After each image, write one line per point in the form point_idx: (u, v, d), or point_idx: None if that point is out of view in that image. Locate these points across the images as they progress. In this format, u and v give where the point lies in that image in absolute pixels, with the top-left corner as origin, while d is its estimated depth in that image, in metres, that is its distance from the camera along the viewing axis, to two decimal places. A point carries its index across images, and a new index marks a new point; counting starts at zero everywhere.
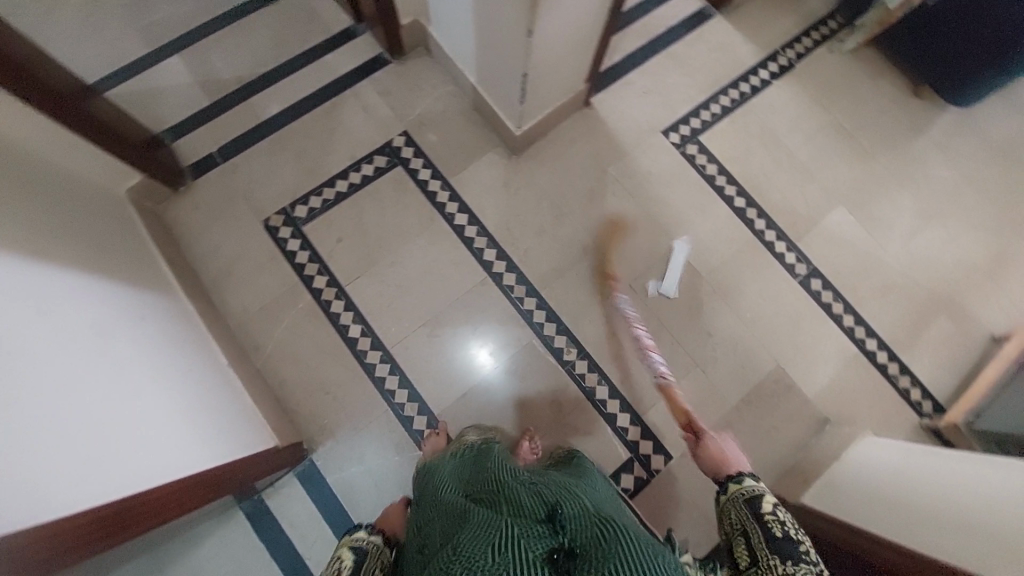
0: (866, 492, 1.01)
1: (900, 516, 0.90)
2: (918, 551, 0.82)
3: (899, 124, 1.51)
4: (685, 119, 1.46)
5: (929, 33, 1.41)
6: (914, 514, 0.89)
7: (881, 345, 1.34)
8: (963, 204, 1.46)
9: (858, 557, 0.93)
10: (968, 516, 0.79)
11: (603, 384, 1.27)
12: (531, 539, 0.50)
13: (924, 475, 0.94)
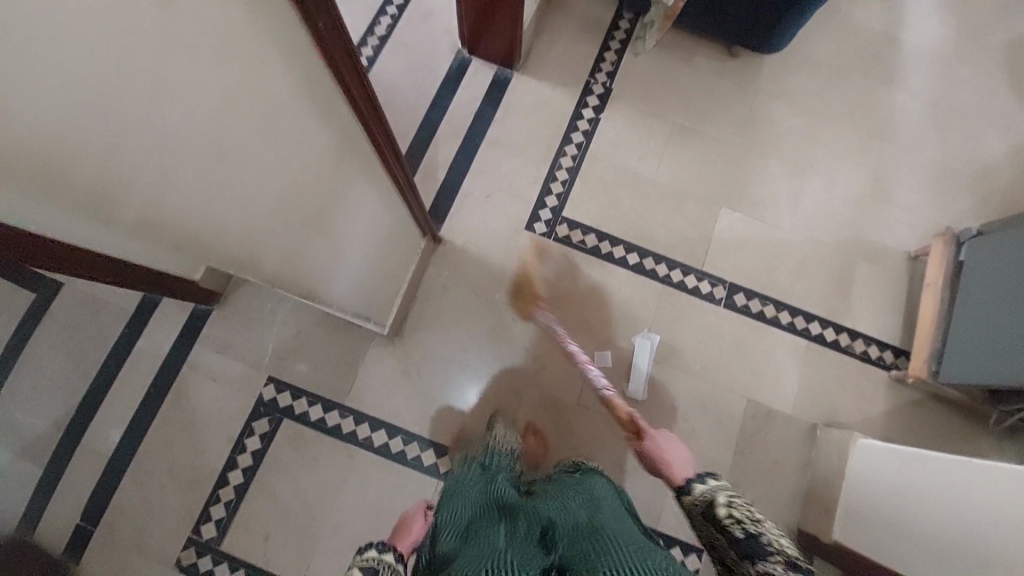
0: (896, 531, 0.97)
1: (959, 567, 0.85)
2: None
3: (735, 91, 1.45)
4: (540, 202, 1.36)
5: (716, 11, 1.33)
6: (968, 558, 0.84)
7: (824, 323, 1.32)
8: (826, 139, 1.44)
9: None
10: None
11: None
12: (523, 556, 0.55)
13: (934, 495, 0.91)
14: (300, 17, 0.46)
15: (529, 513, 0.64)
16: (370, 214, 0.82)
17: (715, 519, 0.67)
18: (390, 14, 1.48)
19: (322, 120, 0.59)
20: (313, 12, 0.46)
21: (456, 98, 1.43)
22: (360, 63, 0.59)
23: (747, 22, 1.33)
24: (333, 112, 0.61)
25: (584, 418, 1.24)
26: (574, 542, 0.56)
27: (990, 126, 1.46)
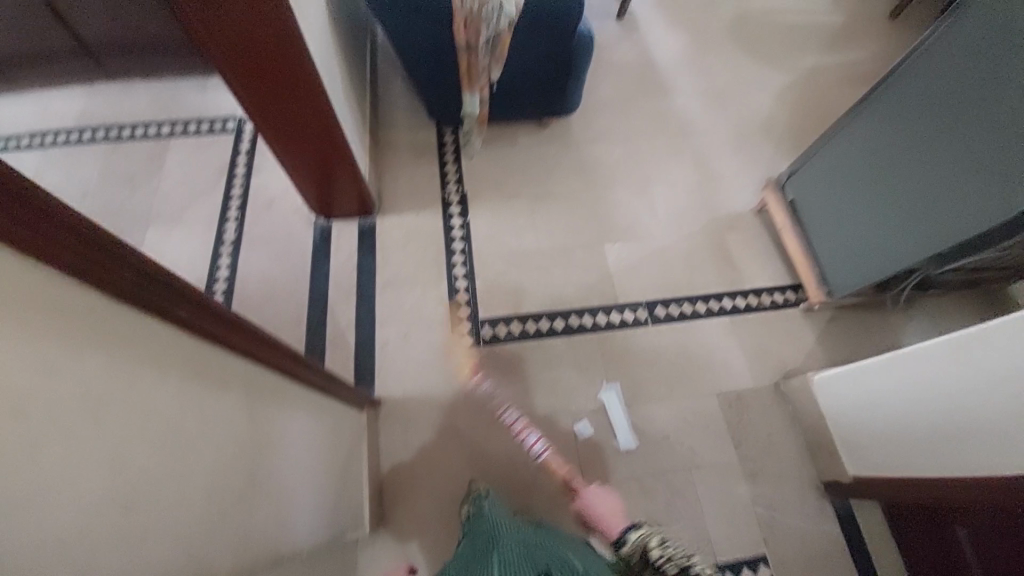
0: (888, 441, 1.05)
1: (936, 448, 0.94)
2: (987, 477, 0.85)
3: (563, 150, 1.67)
4: (456, 316, 1.39)
5: (515, 97, 1.53)
6: (936, 436, 0.94)
7: (732, 294, 1.47)
8: (648, 154, 1.69)
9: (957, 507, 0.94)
10: (981, 415, 0.86)
11: None
12: None
13: (897, 397, 1.01)
14: (155, 314, 0.47)
15: (524, 556, 0.64)
16: (300, 429, 0.80)
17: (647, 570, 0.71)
18: (232, 217, 1.49)
19: (222, 384, 0.58)
20: (169, 305, 0.48)
21: (332, 262, 1.44)
22: (233, 314, 0.60)
23: (543, 96, 1.54)
24: (227, 372, 0.60)
25: (598, 492, 1.22)
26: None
27: (750, 93, 1.82)
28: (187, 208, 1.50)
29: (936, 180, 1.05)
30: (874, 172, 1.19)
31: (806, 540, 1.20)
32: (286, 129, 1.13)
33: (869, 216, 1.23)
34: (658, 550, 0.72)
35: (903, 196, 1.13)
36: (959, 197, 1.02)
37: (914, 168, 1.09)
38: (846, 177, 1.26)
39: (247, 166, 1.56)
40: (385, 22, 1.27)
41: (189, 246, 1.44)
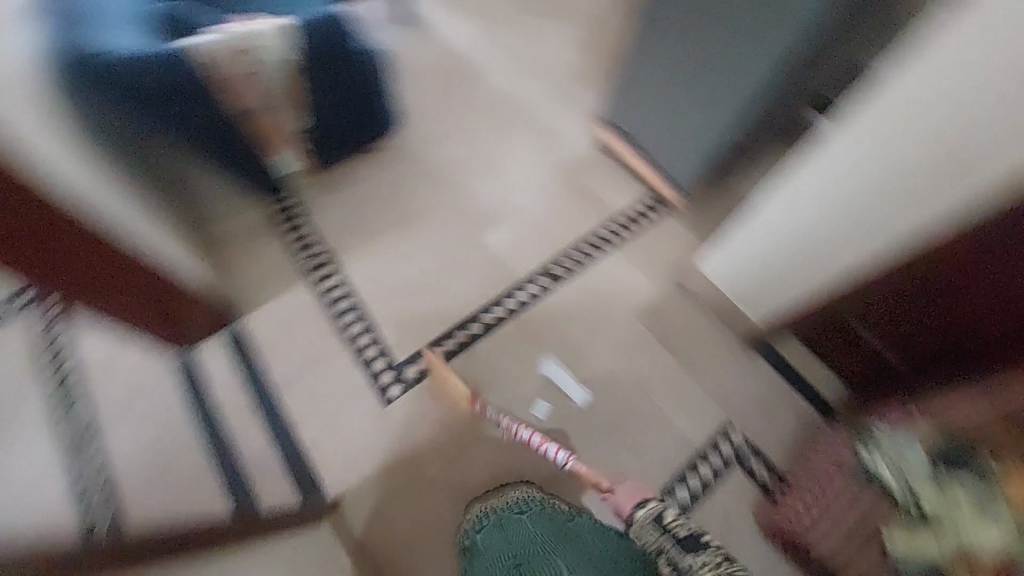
0: (795, 280, 1.19)
1: (839, 258, 1.09)
2: (899, 264, 1.01)
3: (402, 163, 1.61)
4: (373, 374, 1.31)
5: (331, 121, 1.41)
6: (836, 250, 1.09)
7: (609, 225, 1.56)
8: (482, 131, 1.68)
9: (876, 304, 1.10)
10: (865, 215, 1.00)
11: (676, 485, 1.25)
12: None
13: (770, 242, 1.17)
14: None
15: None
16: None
17: (660, 530, 0.93)
18: (77, 400, 1.28)
19: None
20: None
21: (218, 390, 1.30)
22: None
23: (360, 108, 1.44)
24: None
25: (580, 459, 1.25)
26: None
27: (549, 33, 1.85)
28: (15, 418, 1.26)
29: (718, 54, 1.23)
30: (672, 71, 1.34)
31: (759, 396, 1.33)
32: (85, 280, 0.98)
33: (683, 109, 1.38)
34: (672, 518, 0.93)
35: (701, 80, 1.30)
36: (739, 60, 1.20)
37: (699, 55, 1.26)
38: (657, 84, 1.39)
39: (64, 339, 1.33)
40: (147, 117, 1.12)
41: (43, 458, 1.23)
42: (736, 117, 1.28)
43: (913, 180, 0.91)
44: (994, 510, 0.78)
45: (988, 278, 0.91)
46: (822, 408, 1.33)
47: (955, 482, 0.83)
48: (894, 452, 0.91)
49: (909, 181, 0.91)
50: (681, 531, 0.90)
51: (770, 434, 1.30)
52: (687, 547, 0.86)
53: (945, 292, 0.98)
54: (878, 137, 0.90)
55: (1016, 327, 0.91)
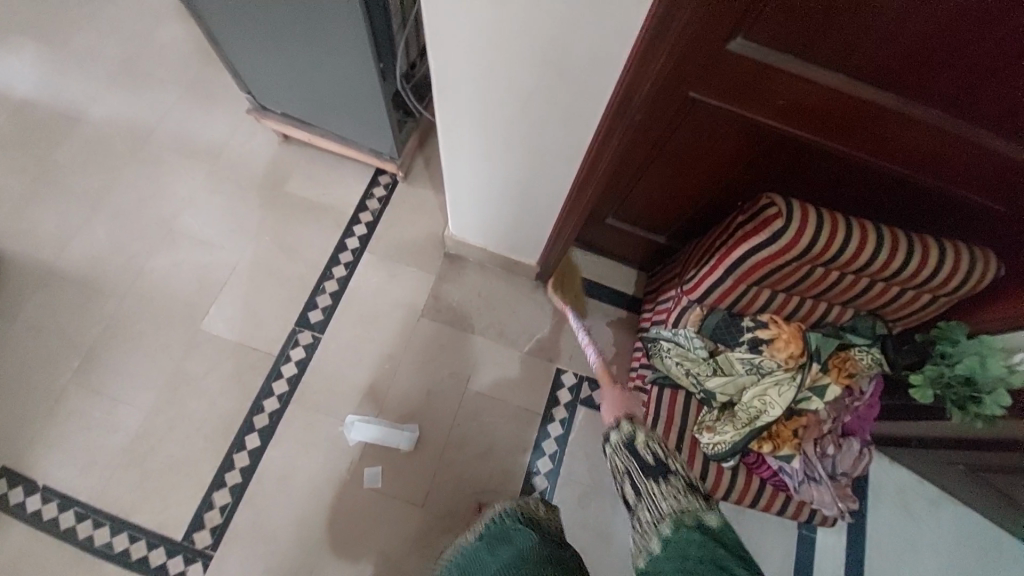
0: (530, 232, 1.10)
1: (546, 207, 0.99)
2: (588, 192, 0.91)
3: (47, 297, 1.18)
4: (157, 569, 1.01)
5: None
6: (538, 203, 0.98)
7: (348, 233, 1.30)
8: (131, 199, 1.28)
9: (610, 199, 1.06)
10: (532, 168, 0.87)
11: (544, 452, 1.17)
12: None
13: (485, 200, 1.01)
14: None
15: None
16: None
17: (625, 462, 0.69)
18: None
19: None
20: None
21: None
22: None
23: None
24: None
25: (439, 497, 1.11)
26: None
27: (149, 38, 1.41)
28: None
29: (305, 43, 0.98)
30: (280, 42, 1.01)
31: (572, 323, 1.27)
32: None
33: (325, 101, 1.15)
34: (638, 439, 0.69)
35: (315, 46, 0.98)
36: (329, 12, 0.89)
37: (287, 16, 0.93)
38: (284, 85, 1.14)
39: None
40: None
41: None
42: (382, 79, 1.02)
43: (548, 120, 0.75)
44: (762, 368, 0.85)
45: (673, 152, 0.89)
46: (631, 302, 1.30)
47: (729, 352, 0.87)
48: (676, 346, 0.91)
49: (546, 123, 0.76)
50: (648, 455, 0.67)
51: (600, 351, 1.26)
52: (648, 473, 0.66)
53: (654, 175, 0.96)
54: (485, 96, 0.73)
55: (719, 182, 0.92)
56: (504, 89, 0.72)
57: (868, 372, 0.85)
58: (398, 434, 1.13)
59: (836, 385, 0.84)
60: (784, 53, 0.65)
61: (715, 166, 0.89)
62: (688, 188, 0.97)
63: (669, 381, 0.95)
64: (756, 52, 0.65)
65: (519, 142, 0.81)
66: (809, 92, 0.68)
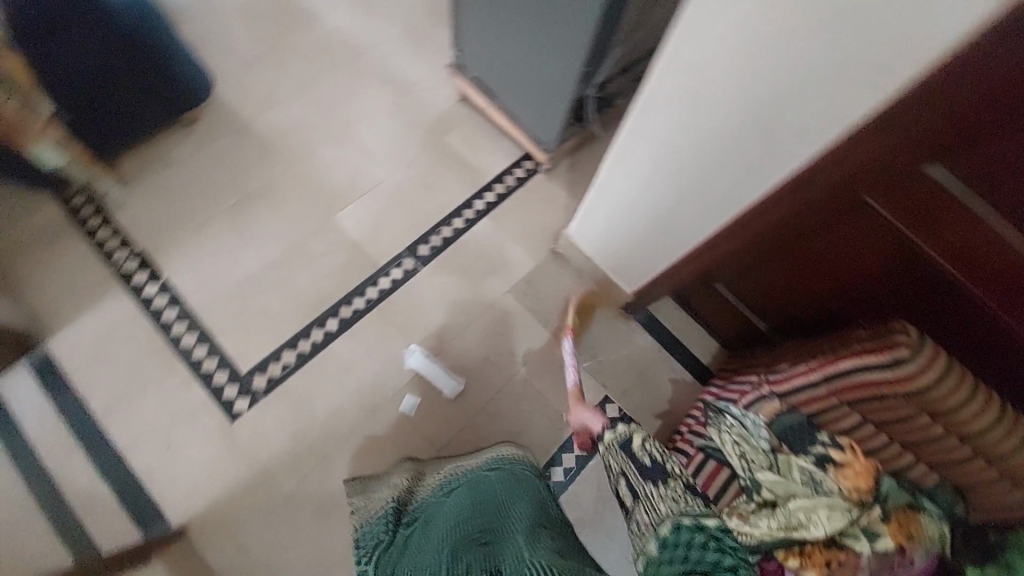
0: (646, 263, 1.14)
1: (672, 245, 1.03)
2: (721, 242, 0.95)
3: (234, 138, 1.39)
4: (214, 389, 1.15)
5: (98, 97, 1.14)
6: (669, 239, 1.03)
7: (479, 195, 1.42)
8: (327, 94, 1.49)
9: (729, 267, 1.08)
10: (681, 203, 0.92)
11: (560, 462, 1.19)
12: None
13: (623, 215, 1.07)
14: None
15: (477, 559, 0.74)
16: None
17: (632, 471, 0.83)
18: None
19: None
20: None
21: (28, 431, 1.12)
22: None
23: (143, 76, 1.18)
24: None
25: (453, 451, 1.18)
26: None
27: None
28: None
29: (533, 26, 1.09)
30: (512, 18, 1.13)
31: (637, 363, 1.29)
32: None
33: (520, 79, 1.25)
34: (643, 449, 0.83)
35: (539, 31, 1.09)
36: (569, 6, 0.99)
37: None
38: (492, 53, 1.26)
39: None
40: None
41: None
42: (580, 79, 1.10)
43: (720, 163, 0.80)
44: (820, 486, 0.81)
45: (812, 244, 0.90)
46: (702, 372, 1.29)
47: (792, 456, 0.85)
48: (740, 427, 0.91)
49: (717, 164, 0.80)
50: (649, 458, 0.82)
51: (651, 400, 1.26)
52: (646, 475, 0.81)
53: (782, 260, 0.98)
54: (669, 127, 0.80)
55: (845, 289, 0.92)
56: (688, 125, 0.77)
57: (929, 545, 0.76)
58: (447, 380, 1.22)
59: (891, 539, 0.77)
60: (972, 195, 0.65)
61: (848, 274, 0.89)
62: (811, 284, 0.97)
63: (717, 455, 0.94)
64: (947, 183, 0.66)
65: (680, 175, 0.87)
66: (981, 241, 0.67)
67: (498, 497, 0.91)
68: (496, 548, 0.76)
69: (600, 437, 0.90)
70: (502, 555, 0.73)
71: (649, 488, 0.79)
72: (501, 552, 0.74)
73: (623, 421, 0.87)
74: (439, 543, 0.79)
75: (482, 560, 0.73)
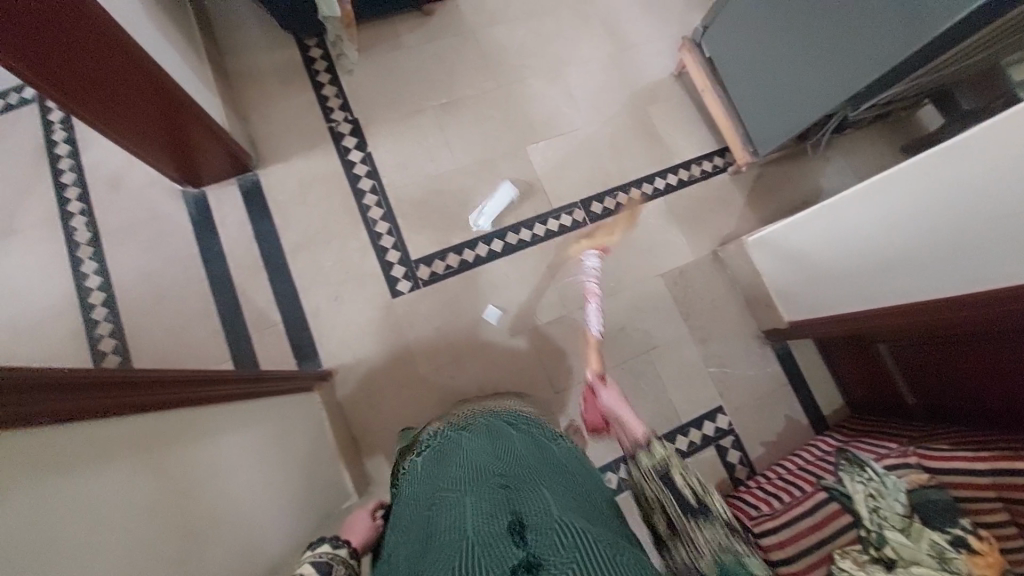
0: (825, 300, 1.14)
1: (872, 290, 1.03)
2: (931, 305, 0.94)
3: (459, 43, 1.45)
4: (386, 264, 1.27)
5: None
6: (872, 282, 1.03)
7: (662, 173, 1.42)
8: (553, 27, 1.50)
9: (904, 339, 1.09)
10: (917, 252, 0.92)
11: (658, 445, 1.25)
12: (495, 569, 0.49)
13: (831, 244, 1.06)
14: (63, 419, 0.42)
15: (499, 514, 0.57)
16: (302, 443, 0.89)
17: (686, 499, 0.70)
18: (78, 212, 1.22)
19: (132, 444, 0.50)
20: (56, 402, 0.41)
21: (223, 240, 1.24)
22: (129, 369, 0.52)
23: None
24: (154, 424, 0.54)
25: (567, 398, 1.26)
26: (542, 534, 0.53)
27: None
28: (13, 212, 1.22)
29: (817, 31, 1.06)
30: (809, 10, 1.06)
31: (758, 386, 1.31)
32: (89, 101, 0.90)
33: (768, 76, 1.23)
34: (683, 478, 0.70)
35: (837, 30, 1.03)
36: (873, 31, 0.97)
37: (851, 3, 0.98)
38: (746, 42, 1.25)
39: (69, 145, 1.26)
40: None
41: (34, 261, 1.19)
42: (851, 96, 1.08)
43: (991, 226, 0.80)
44: (948, 564, 0.82)
45: (1014, 340, 0.90)
46: (817, 418, 1.30)
47: (925, 527, 0.86)
48: (878, 482, 0.93)
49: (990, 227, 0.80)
50: (688, 496, 0.69)
51: (761, 425, 1.28)
52: (686, 510, 0.68)
53: (970, 347, 0.99)
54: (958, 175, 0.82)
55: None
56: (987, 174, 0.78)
57: None
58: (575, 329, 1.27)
59: None
60: None
61: None
62: (989, 378, 0.98)
63: (843, 499, 0.95)
64: None
65: (935, 226, 0.87)
66: None
67: (527, 453, 0.72)
68: (520, 497, 0.60)
69: (632, 457, 0.75)
70: (527, 501, 0.59)
71: (688, 526, 0.67)
72: (525, 497, 0.59)
73: (659, 441, 0.73)
74: (459, 486, 0.65)
75: (504, 505, 0.59)
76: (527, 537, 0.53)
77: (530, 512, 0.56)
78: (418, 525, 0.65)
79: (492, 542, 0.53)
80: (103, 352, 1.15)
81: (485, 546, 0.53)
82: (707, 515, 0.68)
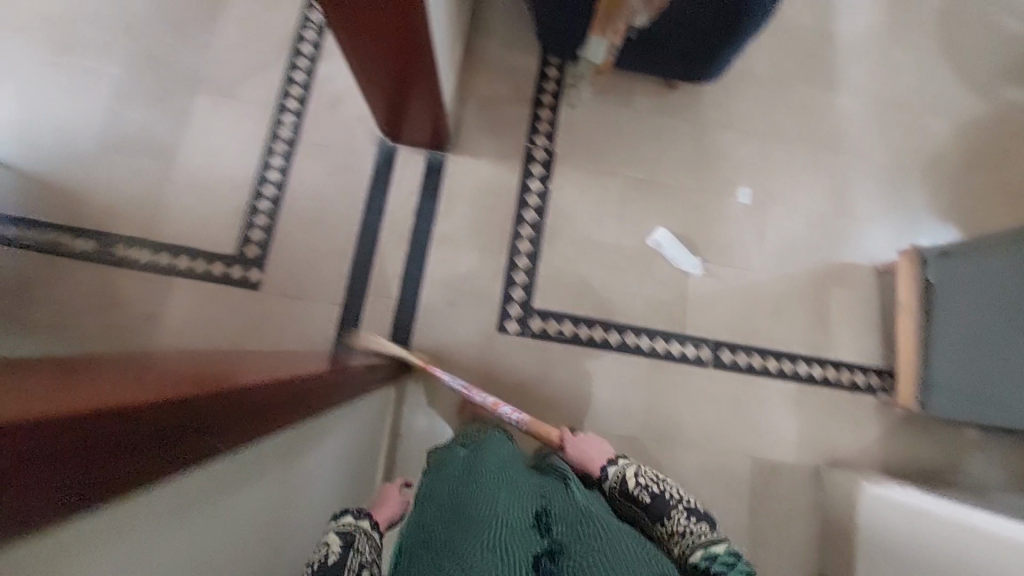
0: None
1: None
2: None
3: (683, 130, 1.41)
4: (508, 297, 1.28)
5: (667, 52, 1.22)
6: None
7: (809, 360, 1.30)
8: (778, 160, 1.42)
9: None
10: None
11: None
12: (523, 548, 0.58)
13: (965, 561, 0.91)
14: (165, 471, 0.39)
15: (526, 505, 0.66)
16: (344, 434, 0.90)
17: (636, 492, 0.77)
18: (290, 111, 1.32)
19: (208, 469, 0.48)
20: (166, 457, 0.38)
21: (389, 199, 1.30)
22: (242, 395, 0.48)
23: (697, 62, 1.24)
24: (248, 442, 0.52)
25: None
26: (568, 530, 0.61)
27: (922, 119, 1.49)
28: (242, 83, 1.32)
29: None
30: None
31: None
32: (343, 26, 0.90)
33: (983, 346, 1.12)
34: (635, 483, 0.78)
35: None
36: None
37: None
38: (974, 302, 1.14)
39: (313, 50, 1.36)
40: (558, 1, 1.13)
41: (237, 134, 1.30)
42: None
43: None
44: None
45: None
46: None
47: None
48: None
49: None
50: (645, 498, 0.76)
51: None
52: (652, 509, 0.75)
53: None
54: None
55: None
56: None
57: None
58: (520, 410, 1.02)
59: None
60: None
61: None
62: None
63: None
64: None
65: None
66: None
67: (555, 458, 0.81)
68: (547, 496, 0.68)
69: (600, 479, 0.82)
70: (551, 496, 0.68)
71: (659, 528, 0.74)
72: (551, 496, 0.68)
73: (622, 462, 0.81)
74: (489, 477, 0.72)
75: (533, 500, 0.67)
76: (551, 531, 0.62)
77: (556, 509, 0.65)
78: (448, 494, 0.70)
79: (521, 529, 0.61)
80: (247, 240, 1.25)
81: (512, 528, 0.60)
82: (669, 509, 0.74)
